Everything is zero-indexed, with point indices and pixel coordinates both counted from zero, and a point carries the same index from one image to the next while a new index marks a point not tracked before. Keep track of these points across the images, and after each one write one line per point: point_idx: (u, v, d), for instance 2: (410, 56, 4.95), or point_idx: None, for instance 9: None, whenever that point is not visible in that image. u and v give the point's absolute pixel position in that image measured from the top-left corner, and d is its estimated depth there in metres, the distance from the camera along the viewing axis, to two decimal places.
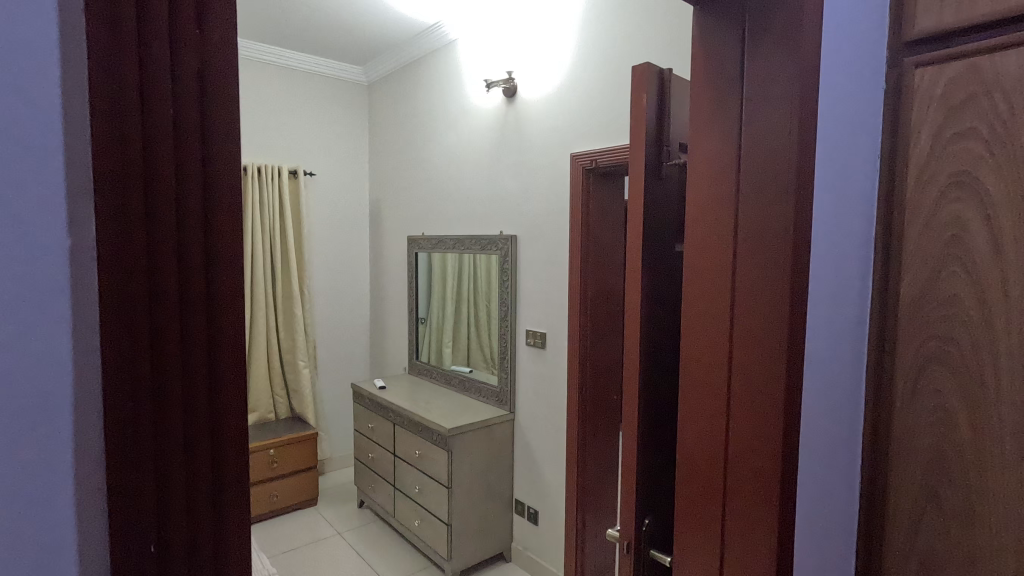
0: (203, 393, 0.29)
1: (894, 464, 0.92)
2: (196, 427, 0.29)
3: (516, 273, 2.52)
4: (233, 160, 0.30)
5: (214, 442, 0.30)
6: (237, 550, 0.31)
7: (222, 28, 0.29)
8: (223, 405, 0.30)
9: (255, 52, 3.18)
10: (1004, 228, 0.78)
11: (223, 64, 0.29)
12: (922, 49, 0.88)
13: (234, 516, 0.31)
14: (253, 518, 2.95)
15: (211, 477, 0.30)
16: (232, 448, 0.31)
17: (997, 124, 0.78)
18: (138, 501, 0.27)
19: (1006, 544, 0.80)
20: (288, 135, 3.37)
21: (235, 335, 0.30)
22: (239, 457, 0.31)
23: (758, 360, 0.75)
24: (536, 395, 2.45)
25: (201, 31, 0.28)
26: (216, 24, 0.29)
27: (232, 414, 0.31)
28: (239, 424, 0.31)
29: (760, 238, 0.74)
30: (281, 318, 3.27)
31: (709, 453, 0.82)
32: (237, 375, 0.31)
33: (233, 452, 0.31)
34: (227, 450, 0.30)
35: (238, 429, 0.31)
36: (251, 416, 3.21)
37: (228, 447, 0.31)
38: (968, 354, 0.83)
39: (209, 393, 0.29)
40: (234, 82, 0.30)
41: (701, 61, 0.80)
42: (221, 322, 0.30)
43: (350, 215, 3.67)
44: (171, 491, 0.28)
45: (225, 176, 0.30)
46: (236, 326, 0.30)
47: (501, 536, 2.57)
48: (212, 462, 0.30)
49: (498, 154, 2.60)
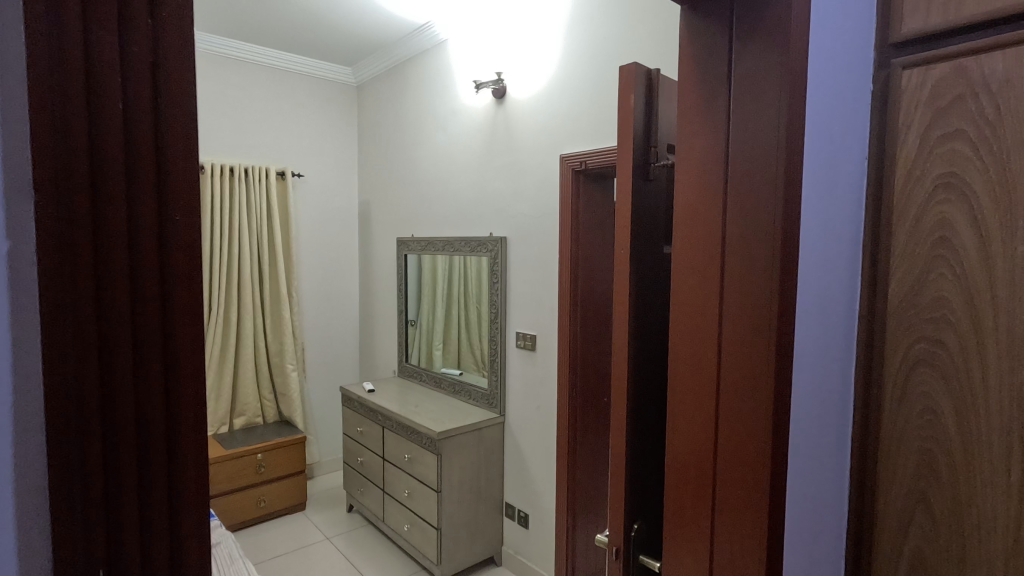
0: (158, 402, 0.27)
1: (883, 466, 0.92)
2: (152, 437, 0.27)
3: (505, 274, 2.50)
4: (190, 158, 0.28)
5: (171, 457, 0.28)
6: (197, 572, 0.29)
7: (176, 18, 0.27)
8: (179, 418, 0.28)
9: (241, 51, 3.14)
10: (992, 229, 0.78)
11: (178, 56, 0.27)
12: (910, 51, 0.88)
13: (194, 538, 0.29)
14: (239, 524, 2.91)
15: (168, 494, 0.28)
16: (192, 463, 0.29)
17: (983, 125, 0.78)
18: (86, 521, 0.25)
19: (995, 546, 0.80)
20: (275, 136, 3.33)
21: (193, 345, 0.29)
22: (199, 471, 0.29)
23: (747, 362, 0.74)
24: (526, 397, 2.43)
25: (153, 20, 0.26)
26: (169, 14, 0.27)
27: (190, 429, 0.29)
28: (198, 437, 0.29)
29: (748, 239, 0.73)
30: (268, 321, 3.23)
31: (698, 457, 0.81)
32: (196, 389, 0.29)
33: (192, 466, 0.29)
34: (184, 464, 0.28)
35: (198, 442, 0.29)
36: (238, 421, 3.16)
37: (187, 462, 0.29)
38: (956, 356, 0.83)
39: (164, 405, 0.28)
40: (192, 76, 0.28)
41: (689, 61, 0.79)
42: (179, 328, 0.28)
43: (339, 217, 3.64)
44: (122, 509, 0.26)
45: (183, 174, 0.28)
46: (196, 332, 0.29)
47: (491, 539, 2.55)
48: (169, 478, 0.28)
49: (487, 155, 2.59)
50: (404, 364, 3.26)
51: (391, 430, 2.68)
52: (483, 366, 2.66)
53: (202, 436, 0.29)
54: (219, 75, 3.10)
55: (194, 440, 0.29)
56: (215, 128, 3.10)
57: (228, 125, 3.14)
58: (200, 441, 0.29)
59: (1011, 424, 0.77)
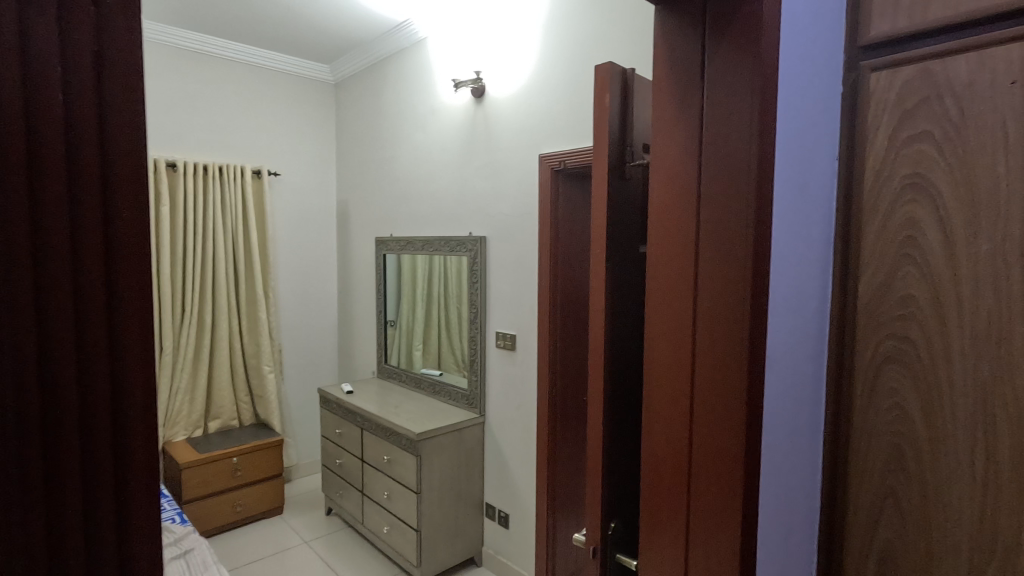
0: (103, 406, 0.25)
1: (854, 461, 0.94)
2: (93, 443, 0.25)
3: (485, 274, 2.49)
4: (140, 157, 0.26)
5: (120, 485, 0.25)
6: None
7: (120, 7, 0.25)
8: (130, 442, 0.26)
9: (214, 47, 3.08)
10: (957, 229, 0.80)
11: (125, 49, 0.25)
12: (879, 53, 0.90)
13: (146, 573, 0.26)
14: (214, 529, 2.85)
15: (117, 527, 0.25)
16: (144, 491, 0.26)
17: (948, 128, 0.81)
18: (26, 561, 0.22)
19: (960, 536, 0.82)
20: (251, 134, 3.27)
21: (146, 363, 0.26)
22: (150, 480, 0.26)
23: (721, 360, 0.74)
24: (506, 397, 2.43)
25: (97, 7, 0.24)
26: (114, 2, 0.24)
27: (143, 454, 0.26)
28: (147, 439, 0.26)
29: (721, 239, 0.74)
30: (245, 323, 3.17)
31: (673, 455, 0.81)
32: (150, 410, 0.26)
33: (142, 473, 0.26)
34: (131, 470, 0.26)
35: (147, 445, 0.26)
36: (212, 424, 3.10)
37: (139, 491, 0.26)
38: (923, 352, 0.85)
39: (113, 428, 0.25)
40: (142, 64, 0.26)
41: (663, 60, 0.79)
42: (125, 320, 0.25)
43: (317, 216, 3.60)
44: (66, 546, 0.24)
45: (131, 176, 0.25)
46: (146, 327, 0.25)
47: (471, 540, 2.54)
48: (118, 509, 0.25)
49: (466, 154, 2.58)
50: (384, 365, 3.24)
51: (370, 431, 2.66)
52: (463, 367, 2.65)
53: (153, 438, 0.26)
54: (192, 72, 3.03)
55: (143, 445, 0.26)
56: (188, 125, 3.02)
57: (201, 122, 3.07)
58: (150, 445, 0.26)
59: (975, 418, 0.80)
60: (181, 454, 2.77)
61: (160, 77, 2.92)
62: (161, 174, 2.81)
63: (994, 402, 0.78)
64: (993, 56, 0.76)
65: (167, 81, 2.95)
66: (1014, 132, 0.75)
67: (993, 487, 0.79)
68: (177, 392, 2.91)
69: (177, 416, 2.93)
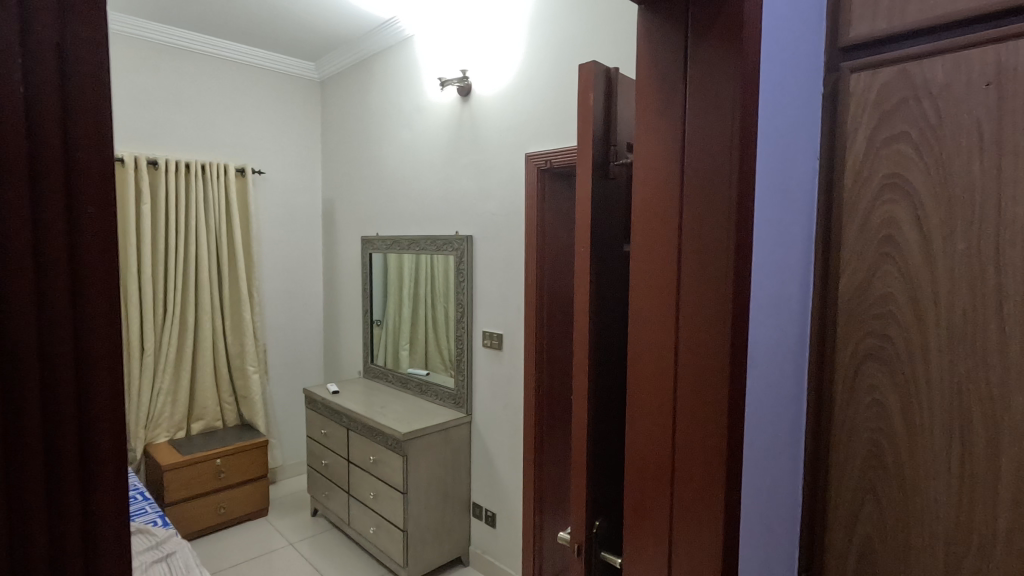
0: (70, 391, 0.25)
1: (835, 458, 0.95)
2: (61, 431, 0.25)
3: (472, 274, 2.49)
4: (104, 152, 0.26)
5: (83, 469, 0.26)
6: None
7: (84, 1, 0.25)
8: (93, 428, 0.26)
9: (197, 44, 3.03)
10: (934, 228, 0.82)
11: (88, 43, 0.25)
12: (859, 54, 0.91)
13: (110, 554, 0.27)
14: (197, 532, 2.81)
15: (80, 511, 0.26)
16: (108, 475, 0.27)
17: (925, 129, 0.82)
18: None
19: (938, 531, 0.84)
20: (234, 132, 3.23)
21: (109, 352, 0.27)
22: (118, 467, 0.27)
23: (703, 358, 0.75)
24: (493, 397, 2.43)
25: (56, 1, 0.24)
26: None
27: (107, 439, 0.27)
28: (115, 429, 0.27)
29: (703, 238, 0.74)
30: (228, 323, 3.13)
31: (657, 453, 0.81)
32: (114, 398, 0.27)
33: (110, 461, 0.27)
34: (99, 453, 0.27)
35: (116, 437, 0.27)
36: (195, 425, 3.06)
37: (102, 475, 0.27)
38: (902, 349, 0.86)
39: (76, 415, 0.26)
40: (106, 58, 0.26)
41: (646, 59, 0.79)
42: (92, 310, 0.26)
43: (302, 215, 3.56)
44: (30, 529, 0.24)
45: (94, 170, 0.25)
46: (113, 321, 0.26)
47: (459, 540, 2.54)
48: (81, 492, 0.26)
49: (452, 153, 2.57)
50: (370, 365, 3.22)
51: (356, 432, 2.64)
52: (450, 366, 2.64)
53: (120, 429, 0.27)
54: (174, 68, 2.99)
55: (110, 435, 0.27)
56: (169, 122, 2.98)
57: (183, 120, 3.03)
58: (117, 435, 0.27)
59: (952, 414, 0.81)
60: (163, 456, 2.73)
61: (140, 74, 2.88)
62: (142, 172, 2.76)
63: (970, 399, 0.79)
64: (968, 58, 0.78)
65: (148, 78, 2.91)
66: (988, 133, 0.76)
67: (969, 482, 0.80)
68: (158, 393, 2.87)
69: (159, 418, 2.89)
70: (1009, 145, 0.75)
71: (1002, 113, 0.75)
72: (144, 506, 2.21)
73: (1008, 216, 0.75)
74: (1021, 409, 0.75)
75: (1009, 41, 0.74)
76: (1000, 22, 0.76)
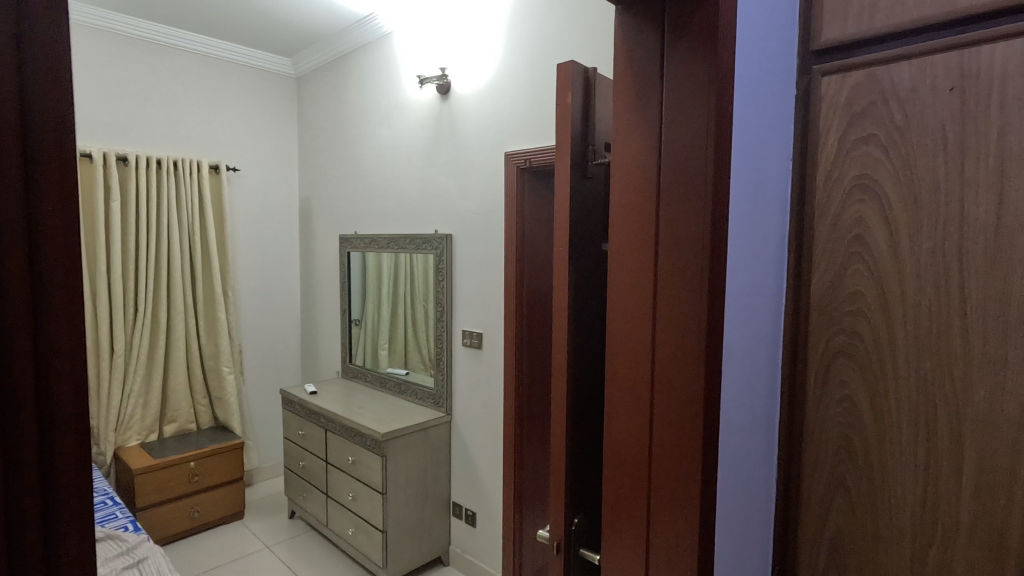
0: (27, 374, 0.27)
1: (808, 453, 0.97)
2: (19, 414, 0.27)
3: (451, 272, 2.48)
4: (64, 156, 0.27)
5: (43, 452, 0.28)
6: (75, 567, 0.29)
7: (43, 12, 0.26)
8: (54, 414, 0.28)
9: (168, 37, 2.96)
10: (901, 228, 0.85)
11: (47, 51, 0.26)
12: (830, 57, 0.93)
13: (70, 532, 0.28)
14: (170, 536, 2.75)
15: (40, 493, 0.27)
16: (68, 458, 0.28)
17: (893, 132, 0.85)
18: None
19: (905, 522, 0.86)
20: (208, 128, 3.17)
21: (68, 343, 0.28)
22: (78, 452, 0.29)
23: (679, 355, 0.76)
24: (473, 396, 2.42)
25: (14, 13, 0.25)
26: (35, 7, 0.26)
27: (67, 426, 0.28)
28: (76, 416, 0.29)
29: (679, 237, 0.75)
30: (202, 323, 3.07)
31: (635, 450, 0.82)
32: (74, 386, 0.28)
33: (70, 446, 0.29)
34: (59, 438, 0.28)
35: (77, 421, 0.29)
36: (169, 428, 2.99)
37: (62, 458, 0.28)
38: (871, 346, 0.88)
39: (36, 402, 0.27)
40: (66, 65, 0.27)
41: (623, 60, 0.80)
42: (53, 296, 0.27)
43: (278, 213, 3.51)
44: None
45: (52, 172, 0.27)
46: (73, 310, 0.28)
47: (439, 540, 2.53)
48: (41, 474, 0.28)
49: (432, 152, 2.56)
50: (348, 365, 3.18)
51: (335, 432, 2.61)
52: (430, 365, 2.63)
53: (81, 416, 0.29)
54: (144, 62, 2.91)
55: (70, 421, 0.28)
56: (140, 118, 2.91)
57: (154, 115, 2.96)
58: (78, 422, 0.29)
59: (918, 408, 0.84)
60: (134, 459, 2.67)
61: (109, 67, 2.80)
62: (111, 168, 2.69)
63: (935, 393, 0.82)
64: (933, 63, 0.80)
65: (118, 71, 2.83)
66: (952, 136, 0.79)
67: (934, 474, 0.83)
68: (129, 395, 2.80)
69: (130, 421, 2.82)
70: (971, 147, 0.78)
71: (965, 117, 0.78)
72: (114, 511, 2.15)
73: (971, 216, 0.78)
74: (983, 402, 0.78)
75: (971, 47, 0.77)
76: (963, 28, 0.79)
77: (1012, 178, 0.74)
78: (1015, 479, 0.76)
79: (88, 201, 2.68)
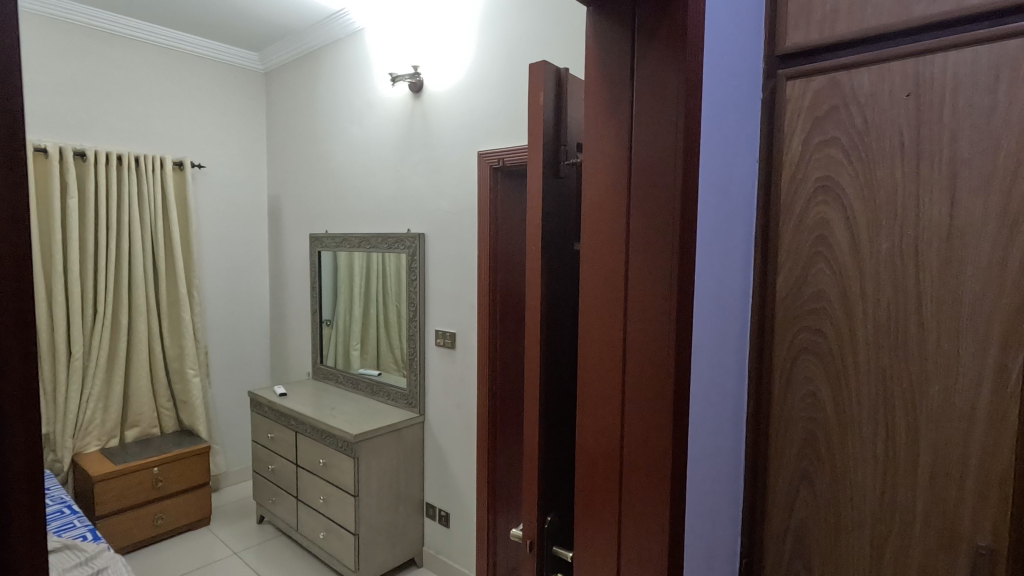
0: None
1: (773, 447, 1.00)
2: None
3: (424, 272, 2.46)
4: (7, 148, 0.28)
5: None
6: (23, 554, 0.29)
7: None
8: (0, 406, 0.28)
9: (126, 29, 2.86)
10: (861, 228, 0.89)
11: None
12: (794, 62, 0.96)
13: (17, 520, 0.29)
14: (132, 544, 2.66)
15: None
16: (15, 450, 0.29)
17: (853, 136, 0.89)
18: None
19: (865, 510, 0.90)
20: (172, 123, 3.08)
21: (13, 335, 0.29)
22: (27, 444, 0.29)
23: (650, 353, 0.77)
24: (446, 396, 2.41)
25: None
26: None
27: (13, 417, 0.29)
28: (25, 409, 0.29)
29: (649, 236, 0.76)
30: (166, 324, 2.98)
31: (606, 448, 0.83)
32: (20, 377, 0.29)
33: (18, 438, 0.29)
34: (7, 427, 0.29)
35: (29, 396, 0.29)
36: (131, 432, 2.89)
37: (9, 449, 0.29)
38: (834, 342, 0.92)
39: None
40: (12, 61, 0.28)
41: (593, 60, 0.81)
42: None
43: (247, 211, 3.43)
44: None
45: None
46: (20, 299, 0.28)
47: (412, 541, 2.51)
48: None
49: (404, 150, 2.53)
50: (319, 366, 3.14)
51: (305, 434, 2.56)
52: (403, 366, 2.60)
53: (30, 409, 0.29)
54: (103, 54, 2.80)
55: (18, 413, 0.29)
56: (98, 111, 2.80)
57: (113, 108, 2.86)
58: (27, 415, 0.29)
59: (878, 401, 0.88)
60: (94, 466, 2.57)
61: (65, 58, 2.68)
62: (68, 164, 2.59)
63: (893, 386, 0.86)
64: (891, 70, 0.84)
65: (74, 63, 2.71)
66: (909, 140, 0.84)
67: (893, 465, 0.87)
68: (88, 399, 2.69)
69: (88, 426, 2.72)
70: (926, 150, 0.82)
71: (920, 122, 0.82)
72: (72, 519, 2.07)
73: (926, 217, 0.83)
74: (937, 394, 0.83)
75: (926, 55, 0.81)
76: (918, 37, 0.83)
77: (963, 181, 0.79)
78: (966, 466, 0.81)
79: (43, 198, 2.56)
